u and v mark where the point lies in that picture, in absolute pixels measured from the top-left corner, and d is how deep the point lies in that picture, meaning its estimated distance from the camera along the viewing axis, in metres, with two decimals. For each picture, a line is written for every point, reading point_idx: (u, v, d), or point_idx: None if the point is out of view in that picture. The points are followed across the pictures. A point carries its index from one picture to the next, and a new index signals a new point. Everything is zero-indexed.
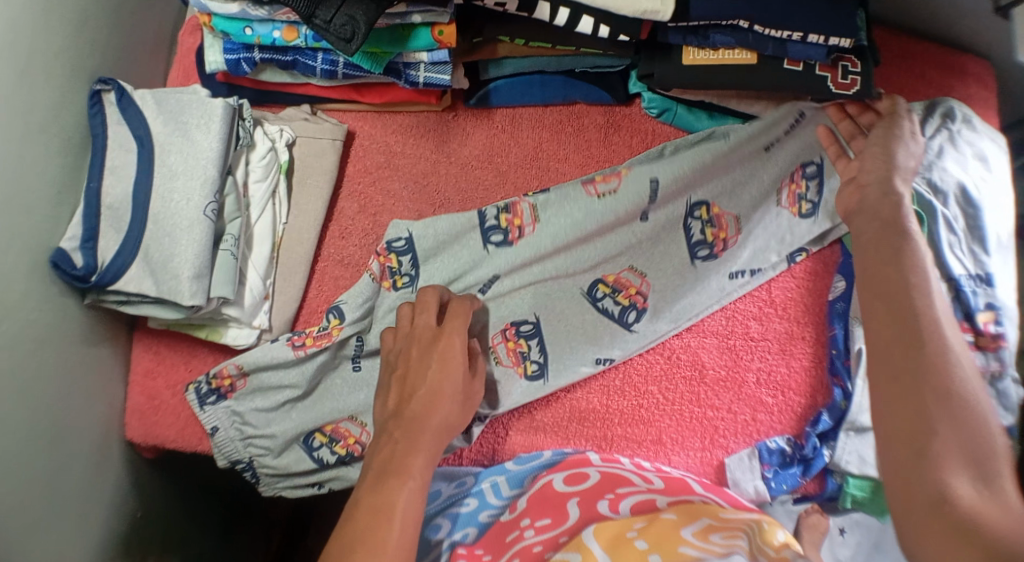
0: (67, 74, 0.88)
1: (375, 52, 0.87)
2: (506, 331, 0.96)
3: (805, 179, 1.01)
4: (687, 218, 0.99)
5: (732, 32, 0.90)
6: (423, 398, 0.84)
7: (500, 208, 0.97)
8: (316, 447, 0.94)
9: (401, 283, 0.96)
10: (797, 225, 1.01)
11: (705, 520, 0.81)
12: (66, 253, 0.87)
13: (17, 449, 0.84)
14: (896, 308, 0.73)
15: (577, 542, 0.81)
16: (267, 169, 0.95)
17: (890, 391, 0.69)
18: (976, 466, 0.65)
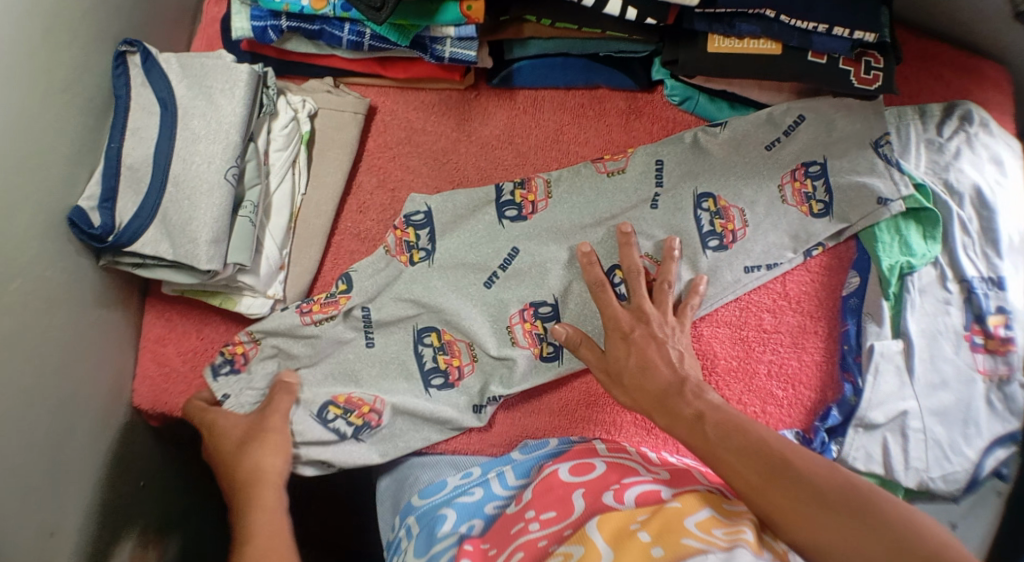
0: (93, 34, 0.88)
1: (402, 25, 0.88)
2: (524, 313, 0.95)
3: (809, 178, 1.00)
4: (697, 208, 0.98)
5: (758, 21, 0.91)
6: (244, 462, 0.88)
7: (516, 184, 0.99)
8: (330, 419, 0.93)
9: (417, 257, 0.96)
10: (809, 224, 1.00)
11: (709, 511, 0.77)
12: (84, 212, 0.87)
13: (26, 405, 0.83)
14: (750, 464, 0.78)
15: (580, 535, 0.78)
16: (288, 139, 0.95)
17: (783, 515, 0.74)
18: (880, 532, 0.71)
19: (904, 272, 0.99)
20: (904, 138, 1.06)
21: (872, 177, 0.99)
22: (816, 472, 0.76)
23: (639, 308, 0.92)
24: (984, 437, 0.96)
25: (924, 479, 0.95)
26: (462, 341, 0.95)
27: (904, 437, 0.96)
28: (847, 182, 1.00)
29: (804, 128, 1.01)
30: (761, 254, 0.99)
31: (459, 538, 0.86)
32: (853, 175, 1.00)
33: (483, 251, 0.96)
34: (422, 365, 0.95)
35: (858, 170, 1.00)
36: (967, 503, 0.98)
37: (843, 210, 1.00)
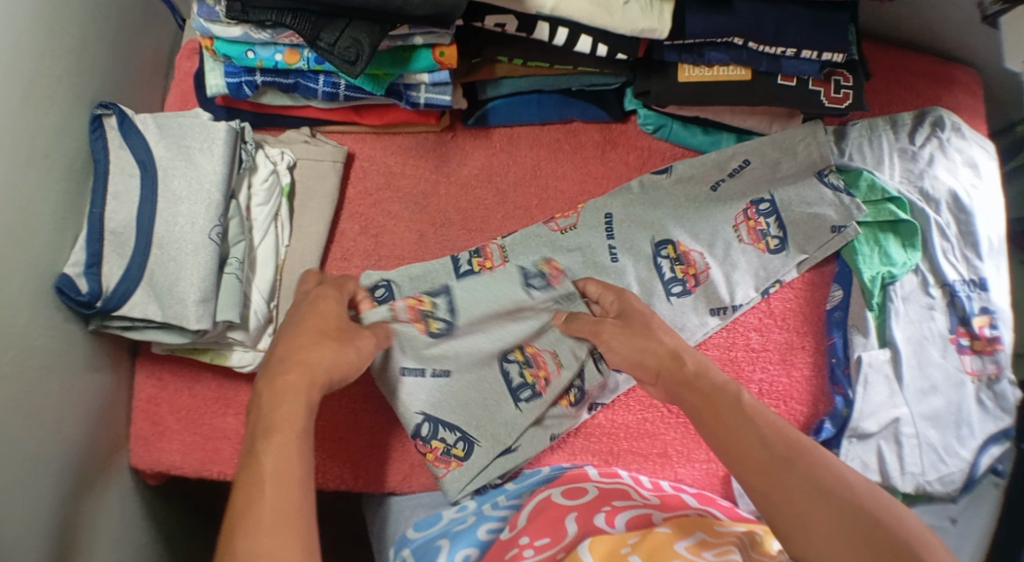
0: (69, 100, 0.89)
1: (377, 74, 0.88)
2: (537, 360, 0.96)
3: (761, 216, 1.03)
4: (657, 256, 1.01)
5: (727, 49, 0.92)
6: (294, 359, 0.77)
7: (471, 252, 0.99)
8: (509, 362, 0.96)
9: (434, 326, 0.93)
10: (768, 260, 1.03)
11: (699, 534, 0.79)
12: (70, 279, 0.87)
13: (25, 478, 0.83)
14: (750, 437, 0.76)
15: (573, 557, 0.79)
16: (269, 193, 0.96)
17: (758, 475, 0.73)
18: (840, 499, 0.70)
19: (886, 282, 1.01)
20: (877, 150, 1.08)
21: (823, 209, 1.03)
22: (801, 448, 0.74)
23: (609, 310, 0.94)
24: (977, 436, 0.97)
25: (921, 482, 0.96)
26: (547, 351, 0.97)
27: (898, 443, 0.97)
28: (801, 216, 1.03)
29: (750, 170, 1.04)
30: (727, 295, 1.02)
31: None
32: (805, 210, 1.03)
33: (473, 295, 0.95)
34: (511, 384, 0.95)
35: (809, 203, 1.03)
36: (965, 500, 0.98)
37: (798, 241, 1.03)
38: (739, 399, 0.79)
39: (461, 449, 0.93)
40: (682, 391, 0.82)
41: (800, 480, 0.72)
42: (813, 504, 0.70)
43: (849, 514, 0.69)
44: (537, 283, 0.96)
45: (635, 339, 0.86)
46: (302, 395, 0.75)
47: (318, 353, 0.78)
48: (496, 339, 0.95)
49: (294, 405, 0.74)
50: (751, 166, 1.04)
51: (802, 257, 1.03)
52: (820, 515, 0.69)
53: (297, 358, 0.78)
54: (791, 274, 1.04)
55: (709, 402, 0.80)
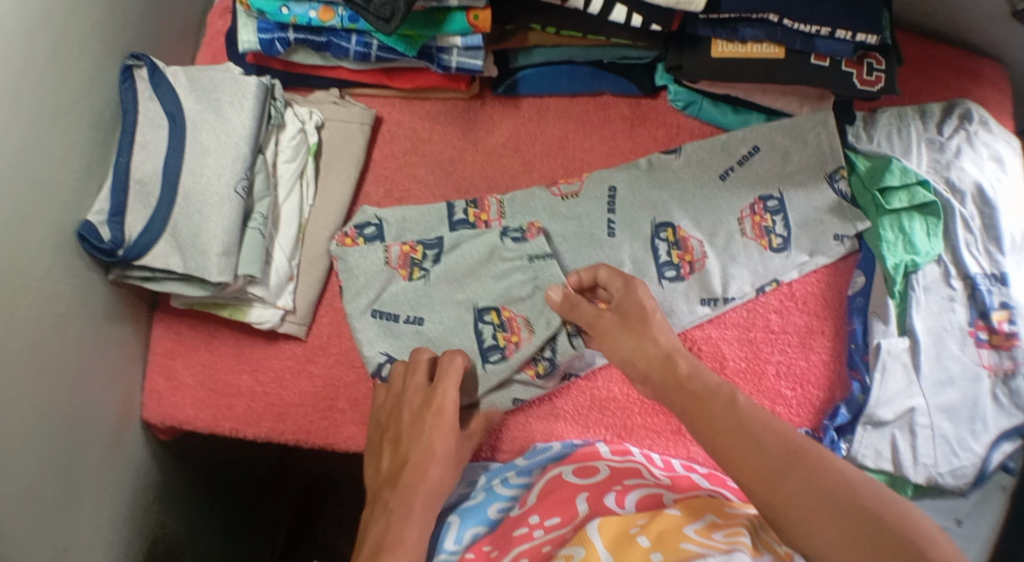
0: (101, 48, 0.89)
1: (410, 35, 0.88)
2: (511, 323, 0.94)
3: (769, 213, 1.03)
4: (654, 238, 1.00)
5: (761, 25, 0.91)
6: (419, 450, 0.85)
7: (467, 201, 1.00)
8: (484, 322, 0.94)
9: (417, 274, 0.97)
10: (769, 259, 1.02)
11: (709, 517, 0.77)
12: (93, 226, 0.87)
13: (39, 422, 0.83)
14: (748, 443, 0.74)
15: (581, 536, 0.78)
16: (296, 151, 0.96)
17: (758, 480, 0.72)
18: (840, 501, 0.68)
19: (909, 270, 1.00)
20: (905, 139, 1.07)
21: (828, 215, 1.03)
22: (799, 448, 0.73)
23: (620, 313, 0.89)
24: (991, 431, 0.96)
25: (932, 474, 0.95)
26: (522, 317, 0.94)
27: (912, 433, 0.96)
28: (805, 217, 1.03)
29: (758, 158, 1.04)
30: (720, 287, 1.00)
31: (461, 548, 0.86)
32: (810, 211, 1.03)
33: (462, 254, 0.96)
34: (481, 342, 0.94)
35: (814, 202, 1.03)
36: (975, 496, 0.97)
37: (801, 240, 1.03)
38: (731, 397, 0.78)
39: None
40: (673, 391, 0.82)
41: (799, 480, 0.70)
42: (811, 505, 0.69)
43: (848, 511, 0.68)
44: (513, 238, 0.96)
45: (624, 339, 0.87)
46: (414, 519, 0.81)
47: (441, 439, 0.86)
48: (469, 290, 0.95)
49: (420, 494, 0.83)
50: (759, 153, 1.04)
51: (804, 255, 1.02)
52: (819, 515, 0.68)
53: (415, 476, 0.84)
54: (791, 275, 1.03)
55: (700, 404, 0.79)
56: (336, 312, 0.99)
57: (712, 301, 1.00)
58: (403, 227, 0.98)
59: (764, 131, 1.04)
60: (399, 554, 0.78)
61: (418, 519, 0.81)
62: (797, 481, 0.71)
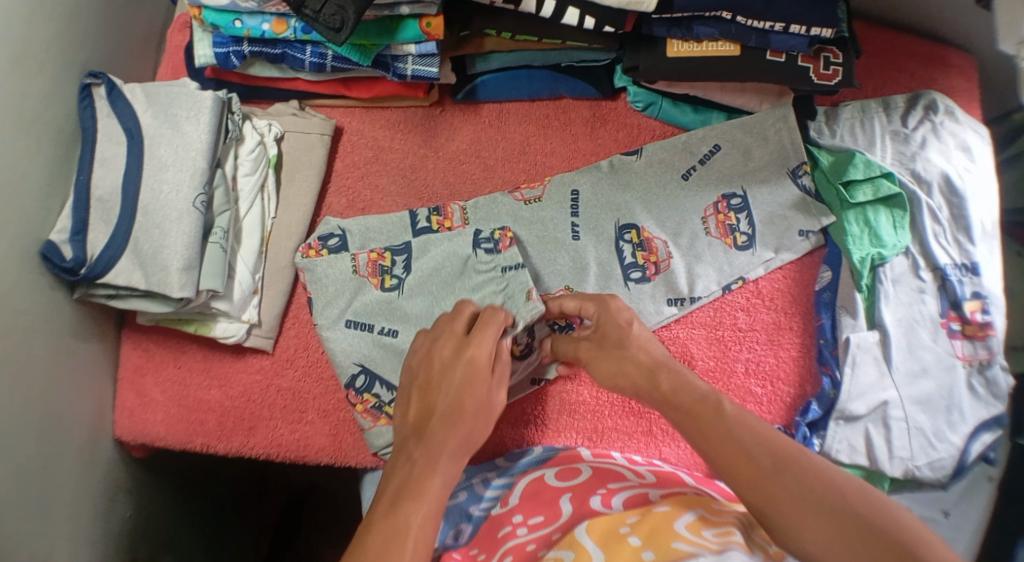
0: (58, 67, 0.89)
1: (363, 44, 0.88)
2: None
3: (732, 211, 1.03)
4: (619, 240, 1.01)
5: (715, 23, 0.92)
6: (449, 401, 0.82)
7: (431, 209, 1.00)
8: None
9: (389, 282, 0.95)
10: (734, 256, 1.02)
11: (699, 510, 0.77)
12: (55, 246, 0.87)
13: (7, 442, 0.82)
14: (741, 449, 0.74)
15: (570, 539, 0.78)
16: (256, 164, 0.96)
17: (754, 488, 0.72)
18: (833, 508, 0.69)
19: (876, 264, 1.00)
20: (869, 132, 1.06)
21: (792, 210, 1.03)
22: (792, 454, 0.73)
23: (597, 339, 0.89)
24: (969, 422, 0.96)
25: (910, 468, 0.95)
26: None
27: (886, 427, 0.96)
28: (770, 214, 1.03)
29: (720, 157, 1.04)
30: (686, 286, 1.01)
31: (442, 549, 0.85)
32: (773, 207, 1.03)
33: (434, 261, 0.95)
34: None
35: (777, 199, 1.03)
36: (957, 489, 0.97)
37: (766, 237, 1.03)
38: (722, 406, 0.78)
39: (393, 408, 0.93)
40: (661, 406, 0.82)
41: (796, 490, 0.71)
42: (808, 515, 0.69)
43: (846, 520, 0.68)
44: (486, 248, 0.95)
45: (607, 363, 0.87)
46: (438, 469, 0.78)
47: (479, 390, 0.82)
48: (442, 304, 0.94)
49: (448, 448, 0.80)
50: (720, 151, 1.04)
51: (769, 252, 1.03)
52: (814, 522, 0.69)
53: (446, 422, 0.81)
54: (757, 272, 1.03)
55: (691, 416, 0.79)
56: (302, 323, 0.98)
57: (678, 300, 1.00)
58: (366, 236, 0.98)
59: (727, 130, 1.05)
60: (419, 507, 0.76)
61: (445, 467, 0.79)
62: (791, 488, 0.71)
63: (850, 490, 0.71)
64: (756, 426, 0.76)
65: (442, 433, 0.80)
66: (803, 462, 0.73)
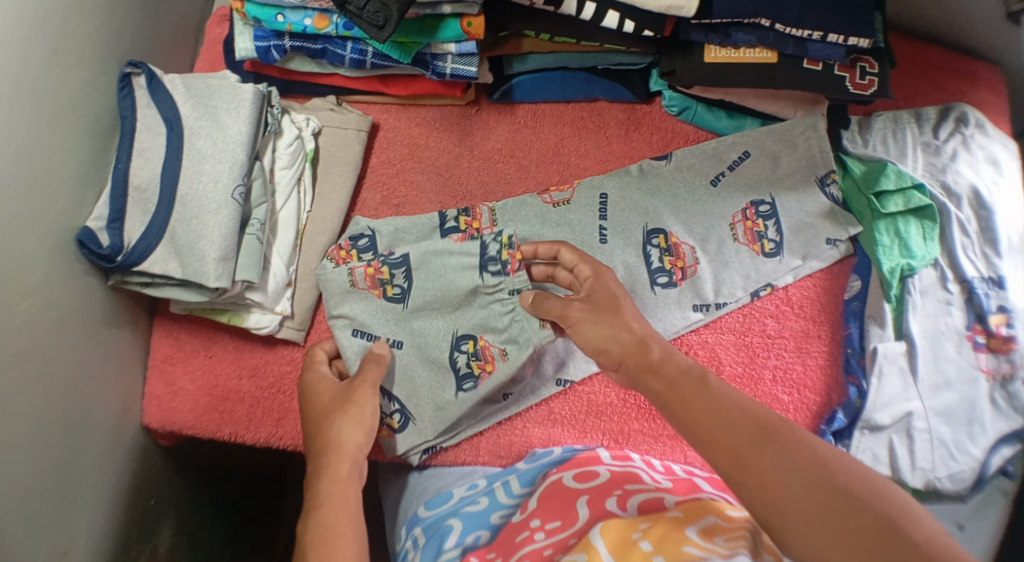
0: (98, 57, 0.90)
1: (403, 42, 0.89)
2: (484, 352, 0.95)
3: (760, 218, 1.03)
4: (647, 243, 1.01)
5: (753, 30, 0.92)
6: (329, 441, 0.84)
7: (460, 210, 1.00)
8: (460, 349, 0.95)
9: (392, 292, 0.95)
10: (761, 263, 1.02)
11: (709, 519, 0.77)
12: (92, 232, 0.88)
13: (37, 425, 0.83)
14: (722, 422, 0.71)
15: (585, 542, 0.77)
16: (293, 157, 0.97)
17: (736, 461, 0.69)
18: (816, 480, 0.66)
19: (905, 274, 1.00)
20: (901, 143, 1.07)
21: (820, 220, 1.03)
22: (775, 427, 0.70)
23: (593, 300, 0.85)
24: (989, 435, 0.96)
25: (930, 479, 0.95)
26: (496, 347, 0.94)
27: (910, 437, 0.96)
28: (797, 223, 1.03)
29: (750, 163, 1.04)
30: (712, 293, 1.01)
31: (462, 551, 0.86)
32: (801, 216, 1.04)
33: (440, 271, 0.94)
34: (456, 370, 0.95)
35: (807, 208, 1.04)
36: (975, 502, 0.96)
37: (795, 245, 1.03)
38: (703, 380, 0.75)
39: (398, 420, 0.95)
40: (645, 377, 0.78)
41: (777, 461, 0.68)
42: (790, 490, 0.66)
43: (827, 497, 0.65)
44: (494, 271, 0.93)
45: (598, 327, 0.83)
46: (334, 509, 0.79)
47: (347, 435, 0.84)
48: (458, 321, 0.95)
49: (335, 485, 0.81)
50: (749, 158, 1.05)
51: (798, 260, 1.03)
52: (799, 495, 0.66)
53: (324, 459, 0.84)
54: (787, 280, 1.03)
55: (672, 387, 0.76)
56: None
57: (705, 307, 1.01)
58: (396, 237, 0.98)
59: (757, 138, 1.05)
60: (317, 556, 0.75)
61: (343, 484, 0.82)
62: (772, 460, 0.68)
63: (833, 464, 0.67)
64: (739, 399, 0.73)
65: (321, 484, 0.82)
66: (784, 434, 0.70)
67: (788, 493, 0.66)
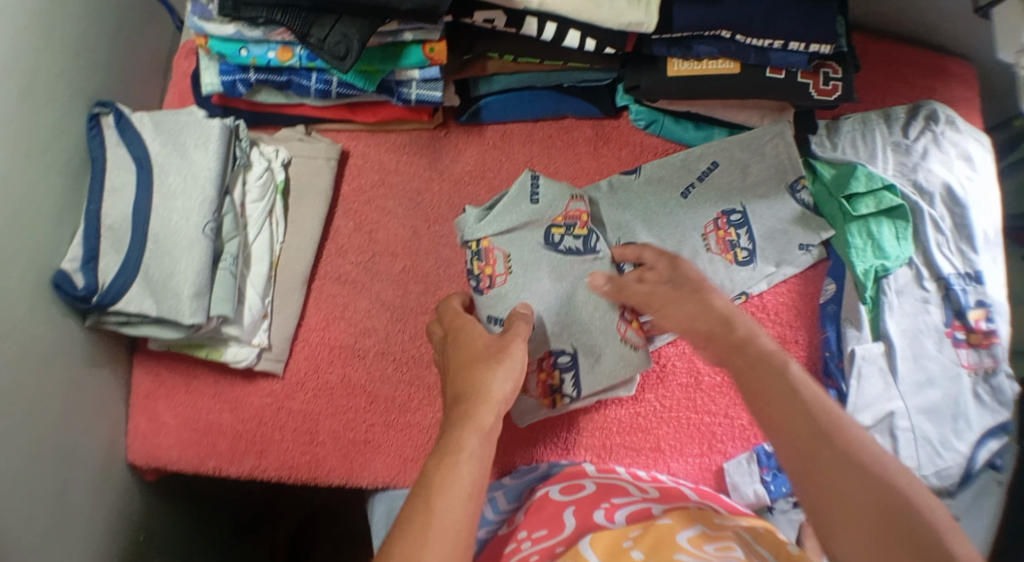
0: (69, 97, 0.90)
1: (368, 70, 0.90)
2: (544, 361, 0.97)
3: (732, 227, 1.04)
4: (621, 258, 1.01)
5: (714, 42, 0.93)
6: (474, 386, 0.78)
7: (472, 256, 0.97)
8: (558, 240, 0.99)
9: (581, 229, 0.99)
10: (735, 272, 1.02)
11: (700, 525, 0.78)
12: (67, 274, 0.88)
13: (24, 468, 0.83)
14: (794, 415, 0.73)
15: (573, 551, 0.77)
16: (264, 190, 0.97)
17: (797, 451, 0.71)
18: (877, 489, 0.66)
19: (880, 275, 1.00)
20: (870, 145, 1.07)
21: (791, 226, 1.04)
22: (846, 430, 0.71)
23: (671, 272, 0.92)
24: (975, 429, 0.96)
25: (917, 477, 0.95)
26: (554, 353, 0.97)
27: (893, 437, 0.96)
28: (769, 230, 1.04)
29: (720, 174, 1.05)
30: None
31: None
32: (773, 222, 1.04)
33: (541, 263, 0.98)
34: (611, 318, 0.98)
35: (777, 214, 1.04)
36: (966, 496, 0.97)
37: (767, 253, 1.03)
38: (784, 366, 0.76)
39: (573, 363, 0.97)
40: (727, 352, 0.81)
41: (838, 461, 0.69)
42: (849, 491, 0.67)
43: (884, 493, 0.66)
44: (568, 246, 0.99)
45: (685, 304, 0.86)
46: (468, 454, 0.72)
47: (495, 384, 0.78)
48: None
49: (474, 430, 0.74)
50: (717, 168, 1.05)
51: (770, 268, 1.03)
52: (857, 500, 0.67)
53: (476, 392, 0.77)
54: (760, 288, 1.04)
55: (750, 365, 0.78)
56: (312, 345, 0.99)
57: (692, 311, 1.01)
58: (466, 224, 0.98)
59: (724, 148, 1.06)
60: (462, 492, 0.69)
61: (487, 431, 0.74)
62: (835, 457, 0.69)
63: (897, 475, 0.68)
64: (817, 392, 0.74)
65: (462, 427, 0.74)
66: (856, 437, 0.70)
67: (847, 497, 0.67)
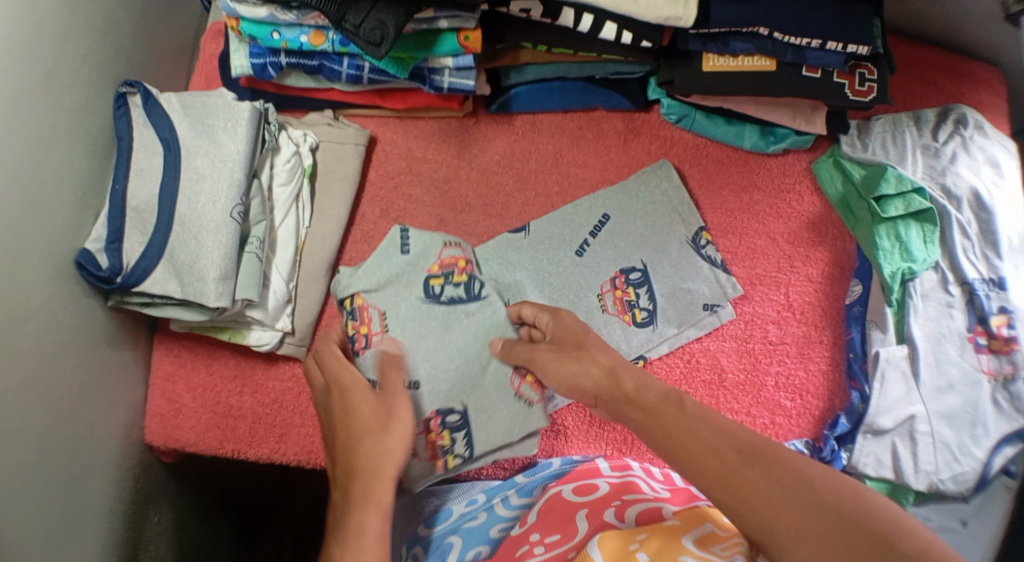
0: (93, 76, 0.89)
1: (401, 57, 0.88)
2: (430, 422, 0.93)
3: (631, 286, 1.02)
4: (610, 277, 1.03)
5: (751, 39, 0.91)
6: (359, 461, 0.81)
7: (346, 316, 0.94)
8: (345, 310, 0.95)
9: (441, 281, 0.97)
10: (632, 333, 1.01)
11: (708, 527, 0.77)
12: (91, 254, 0.87)
13: (41, 449, 0.83)
14: (709, 448, 0.72)
15: (583, 554, 0.75)
16: (291, 174, 0.97)
17: (723, 487, 0.69)
18: (808, 500, 0.67)
19: (907, 278, 0.99)
20: (900, 146, 1.06)
21: (696, 283, 1.03)
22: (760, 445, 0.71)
23: (562, 331, 0.90)
24: (991, 436, 0.95)
25: (934, 481, 0.94)
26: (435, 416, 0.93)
27: (913, 440, 0.95)
28: (671, 288, 1.03)
29: None
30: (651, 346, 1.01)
31: None
32: (675, 281, 1.03)
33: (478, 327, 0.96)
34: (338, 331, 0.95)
35: (681, 273, 1.03)
36: (978, 501, 0.96)
37: (669, 314, 1.02)
38: (682, 404, 0.77)
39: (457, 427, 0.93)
40: (624, 408, 0.80)
41: (764, 483, 0.68)
42: (785, 509, 0.67)
43: (813, 502, 0.66)
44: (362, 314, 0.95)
45: (568, 363, 0.86)
46: (373, 506, 0.78)
47: (385, 448, 0.82)
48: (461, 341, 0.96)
49: (365, 510, 0.78)
50: (609, 220, 1.04)
51: (671, 329, 1.01)
52: (793, 517, 0.66)
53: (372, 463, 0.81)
54: (660, 350, 1.01)
55: (649, 413, 0.78)
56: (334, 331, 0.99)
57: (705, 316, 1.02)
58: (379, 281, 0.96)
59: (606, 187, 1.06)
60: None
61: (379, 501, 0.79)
62: (760, 481, 0.69)
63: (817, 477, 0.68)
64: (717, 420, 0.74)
65: (369, 483, 0.80)
66: (772, 451, 0.71)
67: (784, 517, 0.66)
